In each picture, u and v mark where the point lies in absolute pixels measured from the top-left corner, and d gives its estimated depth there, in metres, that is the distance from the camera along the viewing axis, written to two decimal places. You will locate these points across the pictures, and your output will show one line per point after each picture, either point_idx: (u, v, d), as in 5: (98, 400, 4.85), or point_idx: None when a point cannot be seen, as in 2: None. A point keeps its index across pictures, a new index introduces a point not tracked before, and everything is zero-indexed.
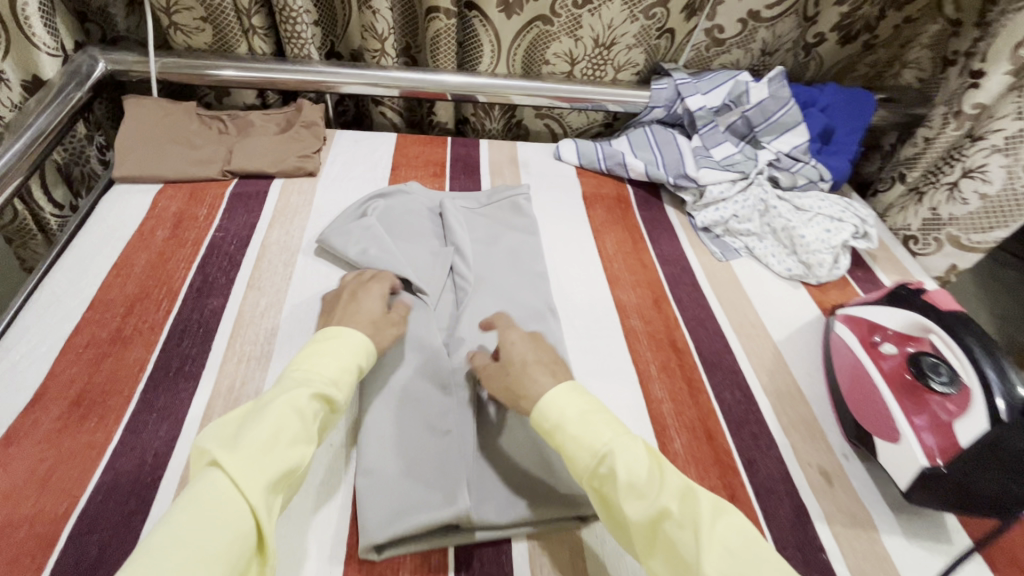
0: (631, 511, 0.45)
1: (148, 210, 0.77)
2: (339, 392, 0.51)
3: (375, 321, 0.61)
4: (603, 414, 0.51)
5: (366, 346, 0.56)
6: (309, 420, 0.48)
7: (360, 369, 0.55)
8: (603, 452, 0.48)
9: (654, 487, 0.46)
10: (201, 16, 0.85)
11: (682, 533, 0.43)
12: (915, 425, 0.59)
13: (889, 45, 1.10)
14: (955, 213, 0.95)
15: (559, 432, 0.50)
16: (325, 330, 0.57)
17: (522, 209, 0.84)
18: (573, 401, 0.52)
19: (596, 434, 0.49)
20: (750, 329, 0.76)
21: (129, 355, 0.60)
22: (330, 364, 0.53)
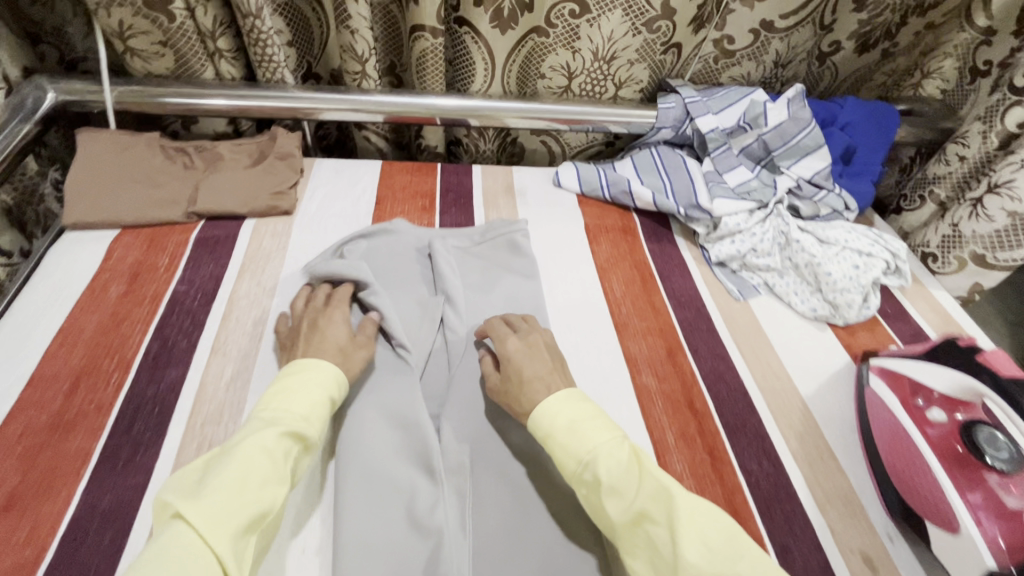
0: (614, 513, 0.47)
1: (102, 261, 0.69)
2: (311, 427, 0.50)
3: (342, 347, 0.58)
4: (591, 419, 0.52)
5: (338, 378, 0.55)
6: (279, 459, 0.46)
7: (333, 402, 0.54)
8: (586, 460, 0.49)
9: (633, 488, 0.47)
10: (160, 40, 0.76)
11: (660, 532, 0.44)
12: (970, 504, 0.53)
13: (909, 52, 1.00)
14: (978, 231, 0.84)
15: (549, 440, 0.52)
16: (290, 363, 0.55)
17: (521, 248, 0.76)
18: (562, 407, 0.53)
19: (582, 440, 0.50)
20: (776, 382, 0.69)
21: (71, 444, 0.52)
22: (300, 401, 0.51)
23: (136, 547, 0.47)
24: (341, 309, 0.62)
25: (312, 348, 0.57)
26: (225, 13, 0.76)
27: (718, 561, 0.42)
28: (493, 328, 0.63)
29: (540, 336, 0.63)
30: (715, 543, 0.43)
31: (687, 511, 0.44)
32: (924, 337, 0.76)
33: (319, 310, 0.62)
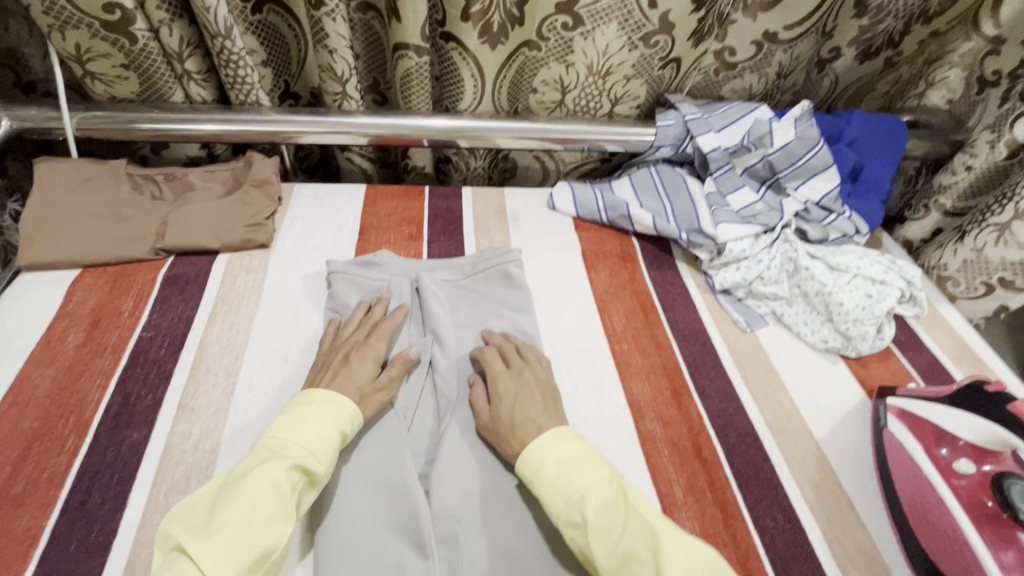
0: (600, 556, 0.45)
1: (60, 306, 0.63)
2: (319, 461, 0.48)
3: (365, 384, 0.57)
4: (581, 458, 0.51)
5: (351, 410, 0.53)
6: (285, 494, 0.45)
7: (344, 435, 0.52)
8: (575, 500, 0.48)
9: (619, 528, 0.46)
10: (122, 63, 0.70)
11: (647, 572, 0.43)
12: (1004, 565, 0.49)
13: (912, 61, 0.94)
14: (1009, 258, 0.75)
15: (537, 480, 0.51)
16: (303, 392, 0.54)
17: (515, 281, 0.71)
18: (554, 445, 0.52)
19: (571, 479, 0.49)
20: (788, 424, 0.64)
21: (19, 522, 0.47)
22: (312, 432, 0.50)
23: None
24: (377, 345, 0.60)
25: (337, 385, 0.55)
26: (193, 32, 0.70)
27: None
28: (487, 358, 0.61)
29: (535, 373, 0.60)
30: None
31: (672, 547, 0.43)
32: (942, 369, 0.72)
33: (357, 343, 0.60)
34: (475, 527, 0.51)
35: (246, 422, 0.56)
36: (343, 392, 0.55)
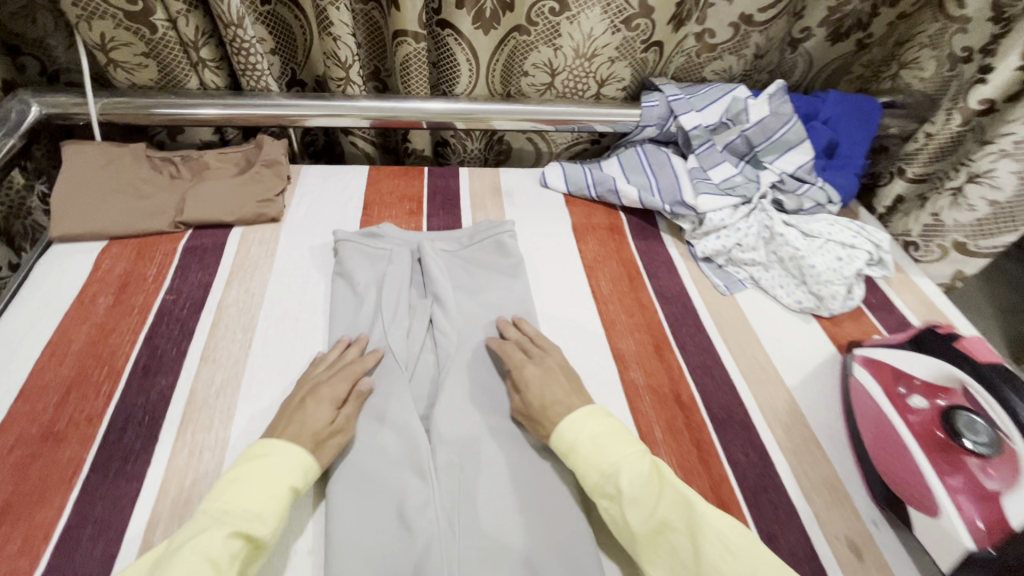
0: (635, 523, 0.48)
1: (90, 273, 0.69)
2: (264, 524, 0.46)
3: (321, 431, 0.54)
4: (613, 435, 0.53)
5: (304, 463, 0.51)
6: (223, 565, 0.42)
7: (295, 491, 0.49)
8: (610, 472, 0.50)
9: (653, 498, 0.49)
10: (143, 51, 0.76)
11: (681, 539, 0.47)
12: (950, 488, 0.53)
13: (884, 43, 1.00)
14: (960, 220, 0.83)
15: (572, 454, 0.53)
16: (255, 445, 0.52)
17: (508, 249, 0.76)
18: (586, 424, 0.54)
19: (606, 453, 0.52)
20: (762, 375, 0.70)
21: (62, 455, 0.53)
22: (253, 493, 0.47)
23: (131, 553, 0.48)
24: (338, 385, 0.58)
25: (290, 434, 0.53)
26: (207, 22, 0.76)
27: (741, 564, 0.44)
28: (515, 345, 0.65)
29: (556, 359, 0.63)
30: (738, 546, 0.45)
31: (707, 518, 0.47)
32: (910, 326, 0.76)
33: (317, 383, 0.59)
34: (471, 459, 0.56)
35: (263, 373, 0.62)
36: (294, 441, 0.52)
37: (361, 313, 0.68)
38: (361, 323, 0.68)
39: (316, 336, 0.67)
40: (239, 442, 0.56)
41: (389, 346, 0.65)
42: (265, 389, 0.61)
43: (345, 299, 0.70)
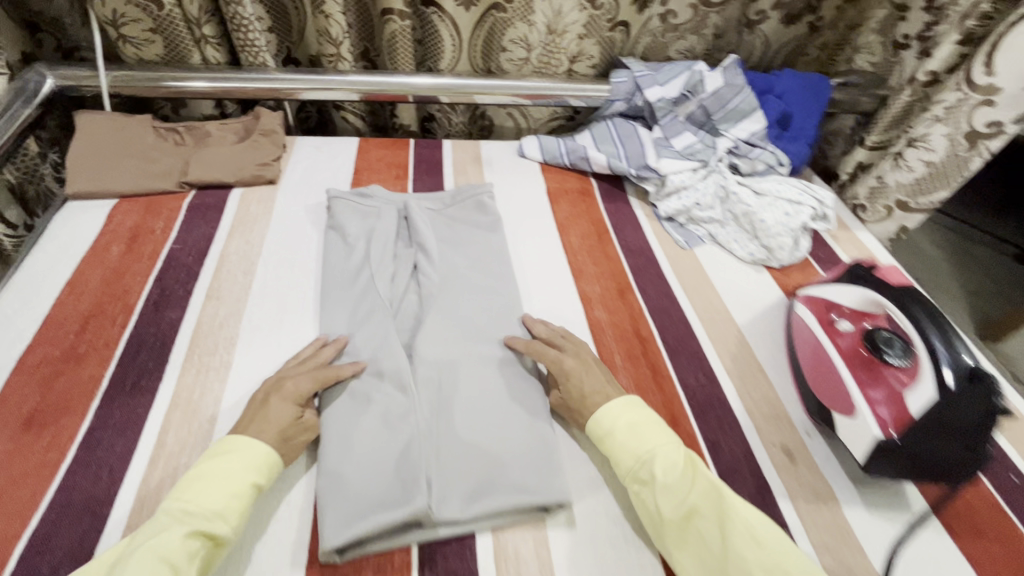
0: (666, 510, 0.51)
1: (103, 225, 0.76)
2: (224, 521, 0.46)
3: (287, 425, 0.55)
4: (650, 423, 0.57)
5: (268, 459, 0.52)
6: (181, 564, 0.43)
7: (257, 486, 0.50)
8: (644, 457, 0.54)
9: (685, 487, 0.52)
10: (151, 27, 0.84)
11: (709, 527, 0.49)
12: (870, 398, 0.59)
13: (835, 27, 1.08)
14: (901, 180, 0.94)
15: (609, 439, 0.56)
16: (218, 442, 0.52)
17: (487, 208, 0.83)
18: (625, 413, 0.58)
19: (642, 440, 0.55)
20: (714, 314, 0.77)
21: (83, 372, 0.59)
22: (214, 492, 0.48)
23: (147, 450, 0.54)
24: (303, 382, 0.58)
25: (255, 428, 0.54)
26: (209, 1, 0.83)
27: (768, 554, 0.47)
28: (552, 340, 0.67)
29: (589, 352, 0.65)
30: (763, 536, 0.48)
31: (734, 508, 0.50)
32: None
33: (282, 379, 0.59)
34: (450, 378, 0.62)
35: (261, 309, 0.69)
36: (259, 436, 0.53)
37: (350, 261, 0.74)
38: (350, 269, 0.73)
39: (309, 280, 0.73)
40: (242, 364, 0.63)
41: (374, 287, 0.71)
42: (264, 321, 0.67)
43: (336, 249, 0.76)
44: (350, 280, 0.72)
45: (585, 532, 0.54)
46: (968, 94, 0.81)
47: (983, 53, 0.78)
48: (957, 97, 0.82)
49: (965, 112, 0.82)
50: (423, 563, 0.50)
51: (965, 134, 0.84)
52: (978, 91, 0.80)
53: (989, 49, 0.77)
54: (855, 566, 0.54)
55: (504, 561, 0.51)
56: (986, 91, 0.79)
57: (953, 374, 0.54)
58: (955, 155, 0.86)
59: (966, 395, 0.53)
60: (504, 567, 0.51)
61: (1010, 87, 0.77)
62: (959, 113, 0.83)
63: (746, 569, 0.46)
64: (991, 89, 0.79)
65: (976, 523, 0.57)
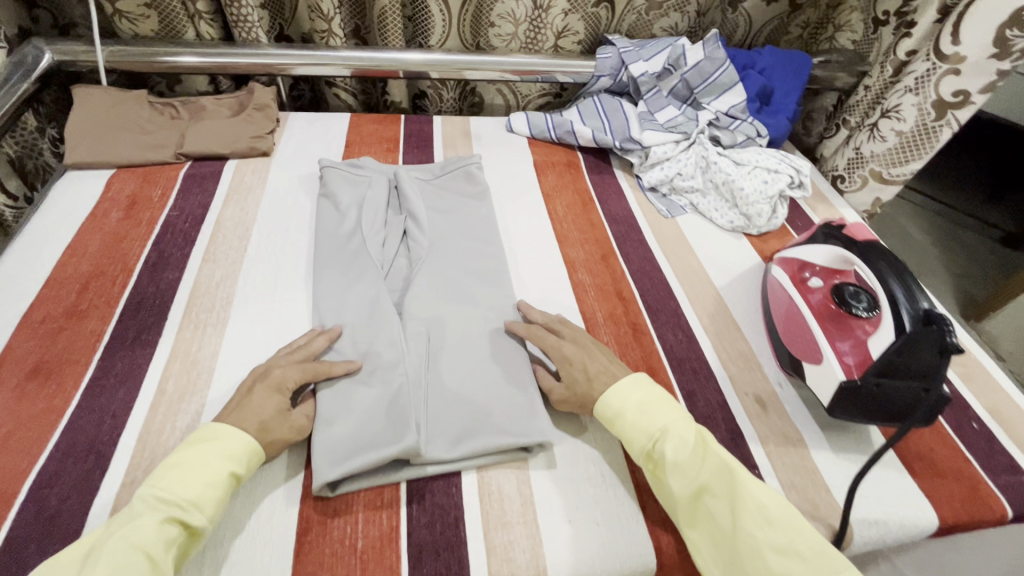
0: (676, 488, 0.51)
1: (102, 194, 0.78)
2: (200, 510, 0.44)
3: (274, 416, 0.52)
4: (660, 401, 0.56)
5: (249, 449, 0.49)
6: (157, 553, 0.41)
7: (235, 477, 0.48)
8: (657, 435, 0.53)
9: (696, 466, 0.51)
10: (145, 3, 0.87)
11: (720, 505, 0.49)
12: (838, 348, 0.62)
13: (817, 4, 1.10)
14: (875, 150, 0.97)
15: (618, 419, 0.55)
16: (199, 428, 0.50)
17: (475, 178, 0.86)
18: (635, 391, 0.56)
19: (652, 419, 0.54)
20: (694, 277, 0.80)
21: (86, 327, 0.62)
22: (192, 480, 0.45)
23: (148, 397, 0.57)
24: (292, 373, 0.56)
25: (236, 417, 0.51)
26: None
27: (778, 533, 0.46)
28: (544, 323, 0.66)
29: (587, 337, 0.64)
30: (774, 515, 0.47)
31: (747, 487, 0.48)
32: None
33: (271, 368, 0.57)
34: (438, 332, 0.64)
35: (256, 271, 0.71)
36: (240, 425, 0.50)
37: (343, 226, 0.76)
38: (342, 234, 0.75)
39: (302, 245, 0.76)
40: (238, 320, 0.65)
41: (366, 249, 0.73)
42: (258, 282, 0.70)
43: (329, 216, 0.78)
44: (343, 244, 0.74)
45: (566, 470, 0.57)
46: (936, 63, 0.84)
47: (950, 26, 0.82)
48: (926, 67, 0.86)
49: (933, 82, 0.86)
50: (411, 498, 0.53)
51: (933, 103, 0.87)
52: (944, 61, 0.83)
53: (955, 21, 0.81)
54: (820, 501, 0.57)
55: (489, 497, 0.54)
56: (953, 61, 0.83)
57: (910, 320, 0.56)
58: (924, 125, 0.89)
59: (922, 337, 0.55)
60: (488, 502, 0.53)
61: (975, 56, 0.80)
62: (927, 84, 0.86)
63: (755, 549, 0.46)
64: (956, 58, 0.82)
65: (934, 461, 0.61)
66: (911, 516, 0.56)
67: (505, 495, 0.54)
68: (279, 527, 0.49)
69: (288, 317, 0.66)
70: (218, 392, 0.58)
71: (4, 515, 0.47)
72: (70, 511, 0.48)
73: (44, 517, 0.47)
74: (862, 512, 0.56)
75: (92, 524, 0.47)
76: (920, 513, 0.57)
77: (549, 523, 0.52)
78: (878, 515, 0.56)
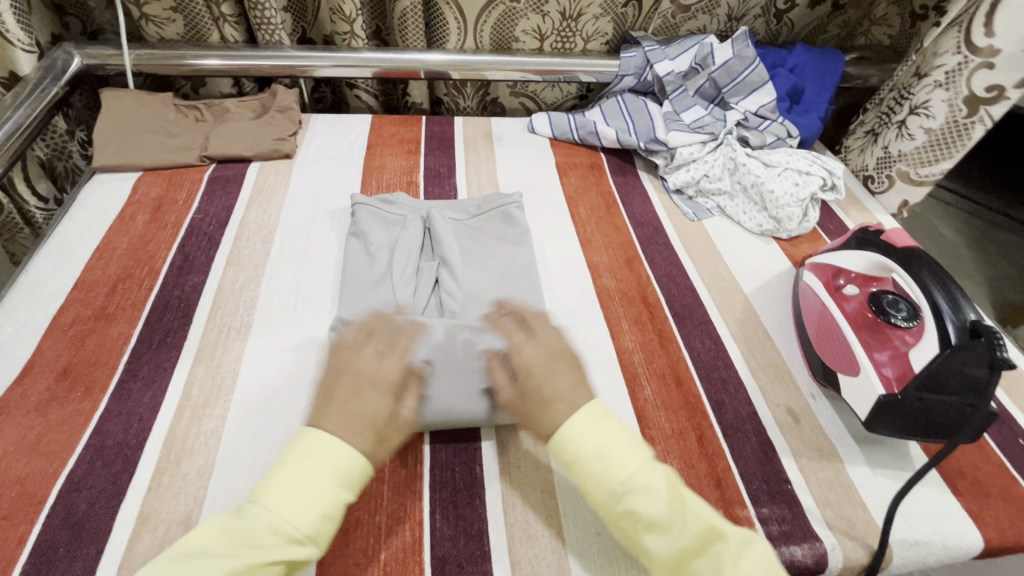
0: (657, 549, 0.44)
1: (129, 196, 0.79)
2: (314, 543, 0.43)
3: (381, 418, 0.49)
4: (623, 444, 0.47)
5: (363, 474, 0.46)
6: None
7: (349, 503, 0.45)
8: (621, 490, 0.45)
9: (677, 526, 0.44)
10: (171, 7, 0.88)
11: (706, 569, 0.42)
12: (877, 361, 0.59)
13: (859, 4, 1.03)
14: (904, 149, 0.92)
15: (578, 466, 0.47)
16: (308, 438, 0.46)
17: (515, 220, 0.78)
18: (590, 430, 0.48)
19: (614, 469, 0.46)
20: (721, 282, 0.78)
21: (113, 330, 0.62)
22: (305, 510, 0.43)
23: (173, 401, 0.57)
24: (388, 368, 0.52)
25: (351, 428, 0.47)
26: None
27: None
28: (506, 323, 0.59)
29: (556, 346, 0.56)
30: None
31: (738, 548, 0.43)
32: None
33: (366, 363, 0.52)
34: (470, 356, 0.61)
35: (279, 275, 0.71)
36: (360, 439, 0.46)
37: (372, 270, 0.70)
38: (371, 278, 0.69)
39: (324, 248, 0.76)
40: (262, 325, 0.65)
41: (395, 297, 0.67)
42: (281, 285, 0.70)
43: (357, 256, 0.72)
44: (369, 290, 0.68)
45: None
46: (968, 56, 0.81)
47: (982, 15, 0.78)
48: (957, 61, 0.82)
49: (965, 76, 0.82)
50: (434, 509, 0.52)
51: (964, 99, 0.83)
52: (977, 54, 0.80)
53: (988, 10, 0.77)
54: (857, 518, 0.55)
55: (512, 510, 0.52)
56: (987, 54, 0.79)
57: (955, 332, 0.53)
58: (953, 122, 0.85)
59: (967, 349, 0.52)
60: (513, 514, 0.52)
61: (1010, 48, 0.77)
62: (960, 78, 0.83)
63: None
64: (989, 51, 0.79)
65: (977, 479, 0.58)
66: (953, 536, 0.54)
67: (526, 509, 0.52)
68: None
69: (310, 321, 0.66)
70: (243, 396, 0.58)
71: (34, 520, 0.47)
72: (98, 515, 0.48)
73: (73, 521, 0.47)
74: (902, 531, 0.54)
75: (118, 530, 0.47)
76: (963, 533, 0.54)
77: (575, 536, 0.51)
78: (918, 536, 0.54)
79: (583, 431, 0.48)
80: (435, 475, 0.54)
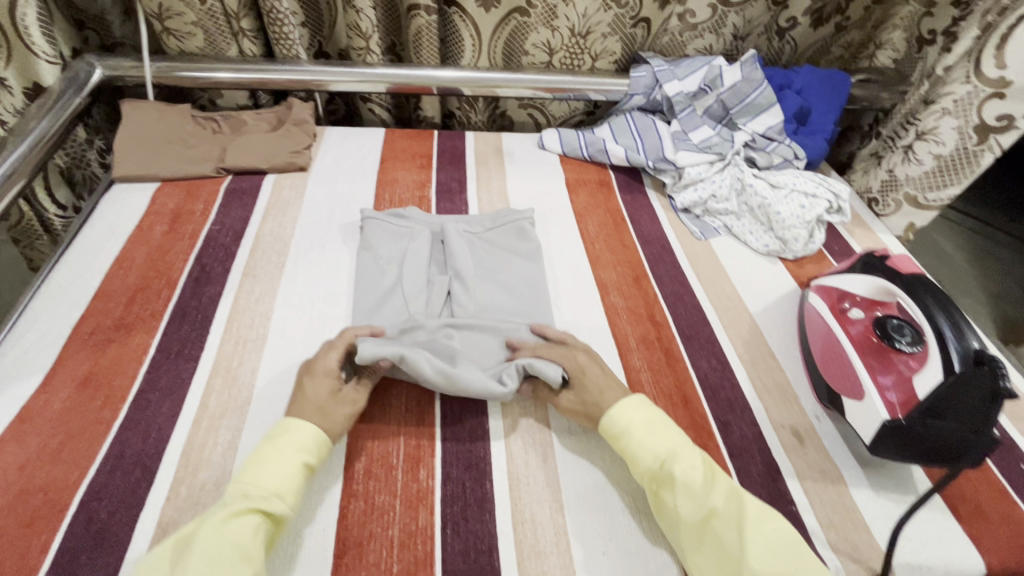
0: (684, 512, 0.50)
1: (147, 206, 0.81)
2: (282, 500, 0.47)
3: (326, 400, 0.55)
4: (665, 424, 0.56)
5: (318, 441, 0.52)
6: (249, 543, 0.43)
7: (309, 467, 0.50)
8: (665, 456, 0.53)
9: (705, 491, 0.50)
10: (192, 20, 0.90)
11: (728, 531, 0.48)
12: (881, 385, 0.61)
13: (862, 26, 1.06)
14: (910, 174, 0.94)
15: (626, 437, 0.55)
16: (279, 423, 0.53)
17: (527, 235, 0.79)
18: (642, 408, 0.57)
19: (659, 440, 0.54)
20: (728, 302, 0.79)
21: (132, 340, 0.64)
22: (272, 472, 0.48)
23: (190, 411, 0.58)
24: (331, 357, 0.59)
25: (298, 411, 0.54)
26: None
27: (784, 565, 0.45)
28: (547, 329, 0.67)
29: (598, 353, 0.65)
30: (781, 551, 0.47)
31: (757, 517, 0.48)
32: None
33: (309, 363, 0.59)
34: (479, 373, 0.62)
35: (294, 288, 0.72)
36: (302, 417, 0.53)
37: (384, 282, 0.72)
38: (383, 289, 0.71)
39: (340, 260, 0.77)
40: (279, 339, 0.66)
41: (407, 307, 0.69)
42: (296, 297, 0.71)
43: (370, 268, 0.74)
44: (381, 302, 0.70)
45: (599, 500, 0.56)
46: (979, 87, 0.82)
47: (992, 47, 0.79)
48: (966, 89, 0.83)
49: (976, 105, 0.83)
50: (445, 524, 0.52)
51: (975, 126, 0.84)
52: (988, 84, 0.81)
53: (998, 42, 0.79)
54: (860, 541, 0.55)
55: (522, 526, 0.53)
56: (998, 84, 0.80)
57: (959, 360, 0.54)
58: (963, 148, 0.87)
59: (972, 378, 0.53)
60: (522, 530, 0.53)
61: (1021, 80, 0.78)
62: (970, 106, 0.84)
63: None
64: (1003, 82, 0.80)
65: (980, 505, 0.59)
66: (956, 561, 0.55)
67: (535, 526, 0.53)
68: (316, 547, 0.50)
69: (322, 332, 0.67)
70: (258, 408, 0.59)
71: (55, 528, 0.48)
72: (118, 524, 0.49)
73: (94, 530, 0.49)
74: (905, 555, 0.55)
75: (138, 539, 0.48)
76: (965, 557, 0.55)
77: (583, 554, 0.51)
78: (922, 559, 0.55)
79: (632, 410, 0.56)
80: (446, 489, 0.55)
